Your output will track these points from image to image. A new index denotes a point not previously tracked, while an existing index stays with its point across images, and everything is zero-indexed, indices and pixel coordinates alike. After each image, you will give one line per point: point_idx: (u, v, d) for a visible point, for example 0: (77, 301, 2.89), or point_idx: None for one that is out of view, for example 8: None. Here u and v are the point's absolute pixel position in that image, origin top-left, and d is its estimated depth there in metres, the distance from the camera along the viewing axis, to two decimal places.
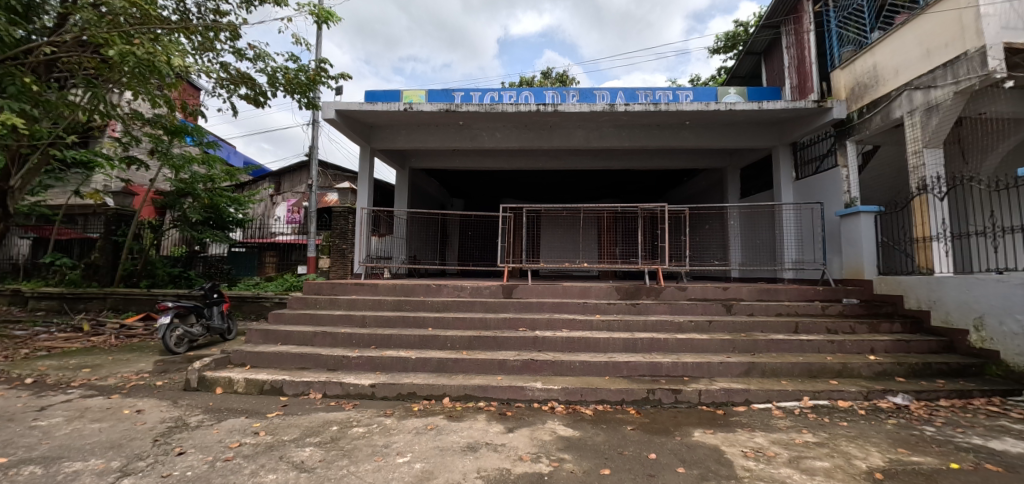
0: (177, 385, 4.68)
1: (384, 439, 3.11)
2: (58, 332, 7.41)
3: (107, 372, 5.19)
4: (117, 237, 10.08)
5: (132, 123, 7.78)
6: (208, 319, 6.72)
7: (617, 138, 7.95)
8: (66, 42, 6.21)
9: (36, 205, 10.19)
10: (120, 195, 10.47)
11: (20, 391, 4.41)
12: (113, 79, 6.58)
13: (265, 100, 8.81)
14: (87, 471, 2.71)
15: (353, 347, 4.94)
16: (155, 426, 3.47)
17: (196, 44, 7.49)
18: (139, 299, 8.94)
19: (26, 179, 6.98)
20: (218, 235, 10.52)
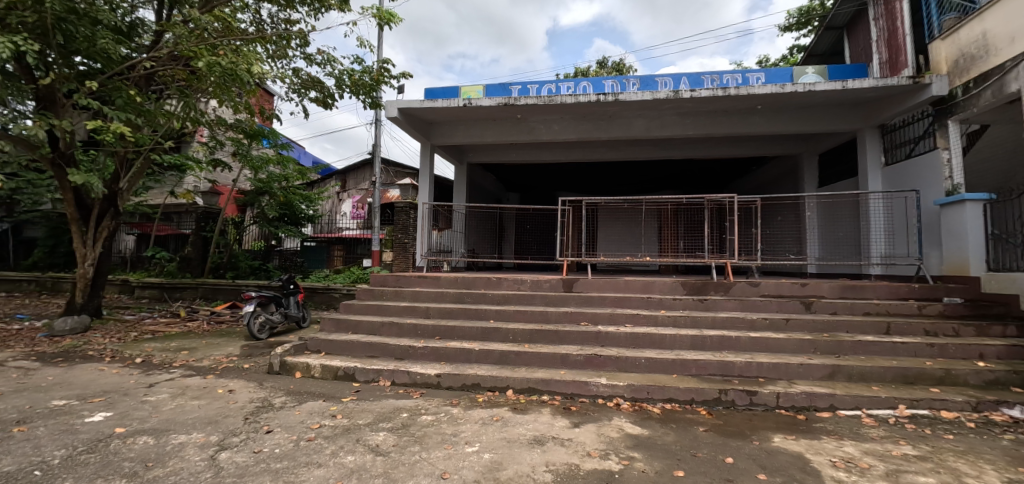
0: (261, 368, 5.06)
1: (452, 428, 3.17)
2: (159, 317, 8.29)
3: (201, 354, 5.72)
4: (206, 233, 11.10)
5: (217, 129, 8.48)
6: (286, 308, 7.23)
7: (680, 127, 7.59)
8: (161, 57, 6.87)
9: (140, 205, 11.44)
10: (208, 194, 11.51)
11: (133, 369, 4.97)
12: (200, 88, 7.20)
13: (333, 102, 9.28)
14: (190, 443, 2.98)
15: (419, 337, 5.10)
16: (244, 405, 3.77)
17: (271, 52, 8.02)
18: (225, 289, 9.79)
19: (133, 182, 7.66)
20: (291, 230, 11.27)
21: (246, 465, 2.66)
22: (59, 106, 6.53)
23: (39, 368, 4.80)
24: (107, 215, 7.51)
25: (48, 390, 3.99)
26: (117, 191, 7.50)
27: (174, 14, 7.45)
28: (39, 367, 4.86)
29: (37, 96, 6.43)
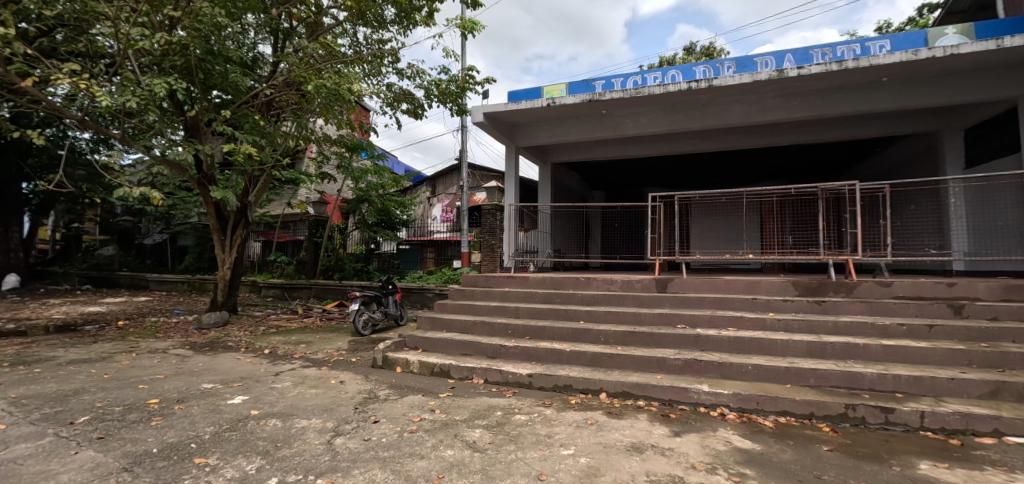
0: (366, 362, 5.49)
1: (546, 429, 3.16)
2: (282, 314, 9.39)
3: (316, 347, 6.37)
4: (317, 238, 12.37)
5: (324, 145, 9.40)
6: (386, 306, 7.80)
7: (785, 110, 6.86)
8: (278, 84, 7.77)
9: (265, 215, 13.07)
10: (318, 204, 12.81)
11: (263, 358, 5.66)
12: (309, 109, 8.04)
13: (423, 112, 9.82)
14: (311, 428, 3.31)
15: (510, 336, 5.18)
16: (354, 395, 4.11)
17: (367, 71, 8.71)
18: (334, 289, 10.83)
19: (258, 196, 8.81)
20: (388, 234, 12.35)
21: (358, 452, 2.88)
22: (201, 133, 7.65)
23: (193, 356, 5.67)
24: (240, 226, 8.70)
25: (200, 375, 4.69)
26: (247, 204, 8.60)
27: (286, 45, 8.37)
28: (193, 354, 5.74)
29: (186, 126, 7.59)
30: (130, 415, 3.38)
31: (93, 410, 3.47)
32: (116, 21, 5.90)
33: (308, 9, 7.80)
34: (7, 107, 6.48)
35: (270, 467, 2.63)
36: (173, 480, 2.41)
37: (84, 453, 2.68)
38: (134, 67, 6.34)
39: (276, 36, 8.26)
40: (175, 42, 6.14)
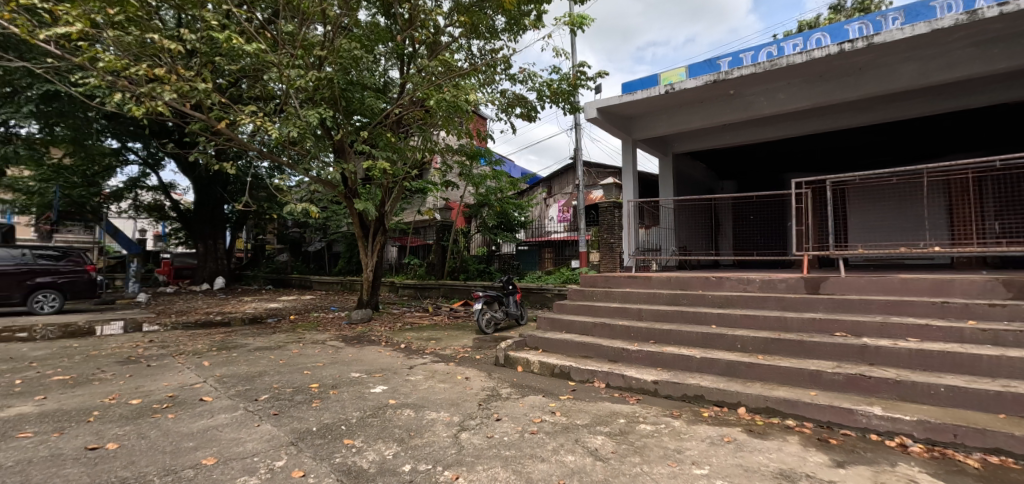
0: (489, 359, 5.71)
1: (675, 443, 2.90)
2: (416, 311, 10.30)
3: (445, 344, 6.82)
4: (444, 242, 13.36)
5: (447, 155, 10.04)
6: (507, 306, 8.09)
7: (984, 61, 5.39)
8: (405, 103, 8.55)
9: (400, 222, 14.52)
10: (444, 210, 13.82)
11: (400, 352, 6.23)
12: (432, 123, 8.69)
13: (536, 114, 9.95)
14: (439, 420, 3.51)
15: (632, 340, 4.92)
16: (478, 392, 4.28)
17: (482, 81, 9.11)
18: (460, 289, 11.56)
19: (394, 204, 9.66)
20: (508, 235, 12.85)
21: (481, 448, 2.96)
22: (346, 153, 8.74)
23: (345, 347, 6.48)
24: (379, 233, 9.70)
25: (350, 364, 5.33)
26: (384, 213, 9.57)
27: (411, 66, 9.17)
28: (345, 346, 6.57)
29: (334, 148, 8.75)
30: (297, 397, 3.95)
31: (272, 390, 4.15)
32: (280, 65, 7.04)
33: (428, 30, 8.43)
34: (212, 145, 8.18)
35: (404, 454, 2.83)
36: (327, 457, 2.73)
37: (264, 427, 3.19)
38: (295, 102, 7.50)
39: (402, 60, 9.09)
40: (323, 76, 7.12)
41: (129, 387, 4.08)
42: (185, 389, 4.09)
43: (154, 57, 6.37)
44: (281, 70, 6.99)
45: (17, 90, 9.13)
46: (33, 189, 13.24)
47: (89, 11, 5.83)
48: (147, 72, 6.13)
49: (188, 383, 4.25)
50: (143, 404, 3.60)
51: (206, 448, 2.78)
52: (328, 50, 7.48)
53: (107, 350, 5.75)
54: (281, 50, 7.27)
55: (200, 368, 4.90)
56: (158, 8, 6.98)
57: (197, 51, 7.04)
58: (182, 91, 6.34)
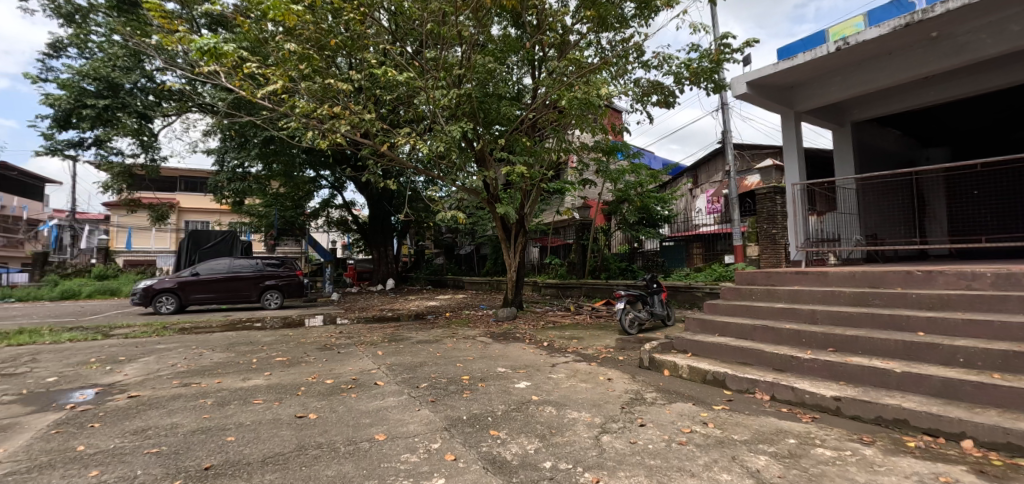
0: (633, 361, 5.50)
1: (866, 475, 2.37)
2: (558, 310, 10.47)
3: (586, 343, 6.78)
4: (584, 240, 13.36)
5: (583, 153, 9.96)
6: (651, 306, 7.75)
7: None
8: (538, 107, 8.79)
9: (540, 224, 14.96)
10: (582, 209, 13.79)
11: (542, 350, 6.40)
12: (566, 122, 8.74)
13: (674, 99, 9.27)
14: (581, 420, 3.48)
15: (803, 347, 4.22)
16: (621, 394, 4.14)
17: (614, 73, 8.85)
18: (601, 288, 11.40)
19: (533, 206, 9.97)
20: (650, 232, 12.30)
21: (624, 453, 2.84)
22: (486, 162, 9.34)
23: (492, 343, 6.91)
24: (520, 234, 10.10)
25: (497, 359, 5.67)
26: (524, 215, 9.92)
27: (542, 70, 9.39)
28: (492, 342, 7.01)
29: (477, 158, 9.44)
30: (451, 387, 4.34)
31: (431, 379, 4.64)
32: (427, 89, 7.87)
33: (556, 32, 8.54)
34: (379, 167, 9.55)
35: (545, 451, 2.88)
36: (475, 445, 2.92)
37: (423, 412, 3.58)
38: (441, 120, 8.30)
39: (533, 66, 9.36)
40: (463, 93, 7.72)
41: (326, 370, 4.98)
42: (365, 374, 4.82)
43: (333, 98, 7.71)
44: (428, 93, 7.81)
45: (250, 139, 11.98)
46: (264, 213, 17.21)
47: (289, 69, 7.33)
48: (329, 111, 7.45)
49: (367, 369, 5.01)
50: (335, 384, 4.37)
51: (379, 425, 3.23)
52: (466, 68, 8.09)
53: (313, 339, 7.13)
54: (428, 75, 8.11)
55: (376, 356, 5.74)
56: (335, 57, 8.43)
57: (364, 88, 8.30)
58: (354, 123, 7.57)
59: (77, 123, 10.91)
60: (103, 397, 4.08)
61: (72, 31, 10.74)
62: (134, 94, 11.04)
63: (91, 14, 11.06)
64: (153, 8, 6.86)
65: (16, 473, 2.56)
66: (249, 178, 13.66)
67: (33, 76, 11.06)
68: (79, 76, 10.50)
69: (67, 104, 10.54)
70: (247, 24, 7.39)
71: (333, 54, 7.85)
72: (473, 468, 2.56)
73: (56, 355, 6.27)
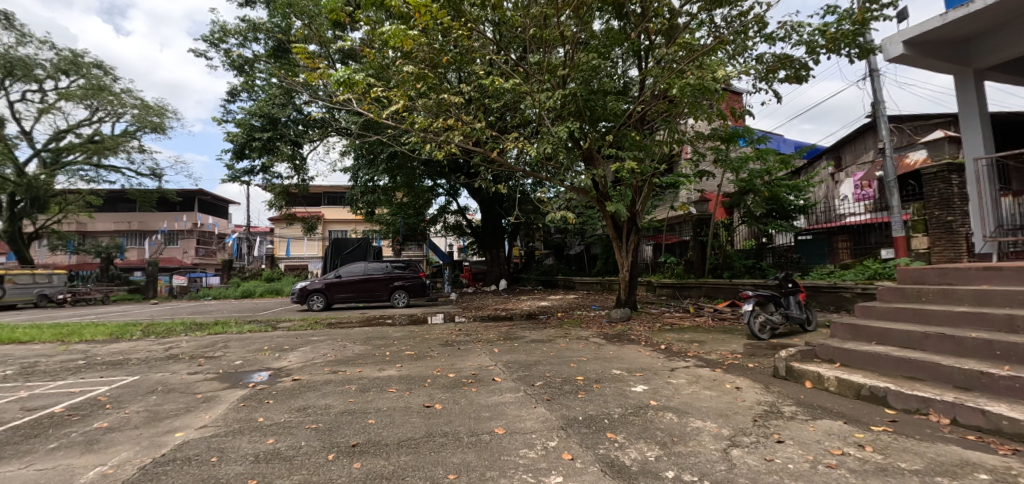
0: (766, 370, 4.95)
1: None
2: (676, 311, 9.86)
3: (710, 348, 6.28)
4: (702, 237, 12.43)
5: (699, 142, 9.21)
6: (786, 308, 6.93)
7: None
8: (647, 99, 8.40)
9: (652, 220, 14.28)
10: (699, 203, 12.83)
11: (660, 353, 6.09)
12: (678, 112, 8.21)
13: (807, 72, 8.17)
14: (706, 430, 3.23)
15: (996, 361, 3.42)
16: (752, 405, 3.75)
17: (731, 52, 8.09)
18: (724, 288, 10.48)
19: (645, 203, 9.53)
20: (782, 225, 11.01)
21: (758, 471, 2.56)
22: (594, 160, 9.18)
23: (606, 344, 6.78)
24: (632, 232, 9.71)
25: (611, 361, 5.54)
26: (636, 212, 9.51)
27: (649, 59, 8.96)
28: (606, 343, 6.87)
29: (584, 157, 9.34)
30: (565, 386, 4.35)
31: (545, 378, 4.71)
32: (532, 92, 8.01)
33: (663, 17, 8.11)
34: (490, 172, 9.98)
35: (667, 459, 2.72)
36: (593, 446, 2.88)
37: (539, 409, 3.64)
38: (546, 122, 8.38)
39: (639, 56, 8.99)
40: (568, 92, 7.71)
41: (448, 364, 5.35)
42: (483, 370, 5.07)
43: (446, 111, 8.27)
44: (533, 97, 7.95)
45: (378, 155, 13.42)
46: (391, 221, 19.12)
47: (408, 89, 8.05)
48: (443, 124, 8.01)
49: (484, 365, 5.26)
50: (457, 378, 4.67)
51: (498, 419, 3.37)
52: (570, 67, 8.07)
53: (436, 335, 7.72)
54: (532, 79, 8.26)
55: (493, 353, 6.00)
56: (447, 73, 9.03)
57: (473, 99, 8.76)
58: (466, 132, 8.06)
59: (250, 154, 13.30)
60: (276, 379, 4.90)
61: (244, 79, 13.13)
62: (289, 125, 13.10)
63: (256, 63, 13.40)
64: (301, 51, 8.09)
65: (220, 436, 3.20)
66: (378, 191, 15.30)
67: (220, 119, 13.77)
68: (250, 115, 12.79)
69: (243, 139, 12.92)
70: (373, 54, 8.30)
71: (445, 70, 8.43)
72: (591, 470, 2.53)
73: (242, 343, 7.71)
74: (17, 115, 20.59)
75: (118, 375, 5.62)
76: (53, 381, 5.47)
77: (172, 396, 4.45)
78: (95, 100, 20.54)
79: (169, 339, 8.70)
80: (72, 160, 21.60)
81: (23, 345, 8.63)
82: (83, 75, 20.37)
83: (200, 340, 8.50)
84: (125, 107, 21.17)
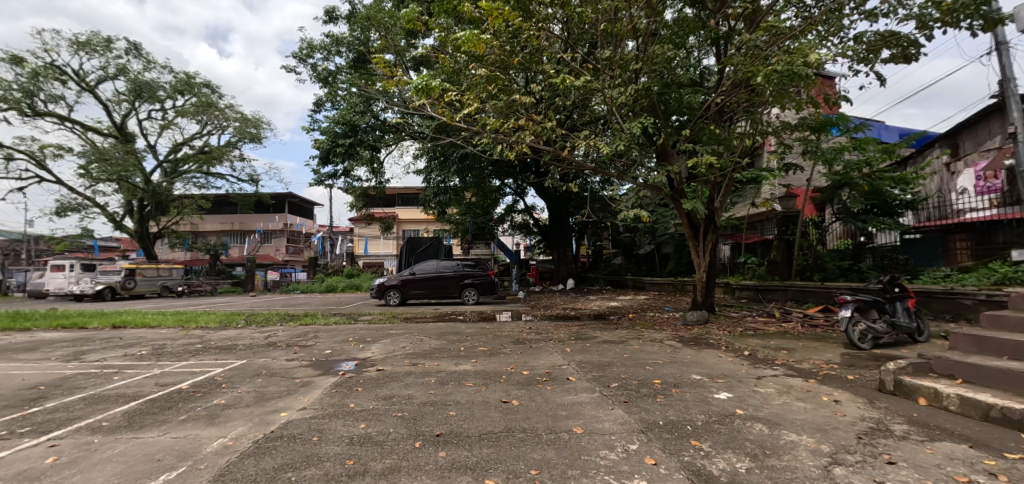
0: (870, 383, 4.47)
1: None
2: (758, 316, 9.21)
3: (801, 356, 5.79)
4: (788, 236, 11.49)
5: (785, 134, 8.49)
6: (892, 315, 6.21)
7: None
8: (726, 89, 7.90)
9: (730, 219, 13.45)
10: (785, 199, 11.88)
11: (744, 359, 5.71)
12: (762, 101, 7.64)
13: (917, 49, 7.24)
14: (802, 445, 2.97)
15: None
16: (855, 421, 3.40)
17: (824, 33, 7.40)
18: (815, 291, 9.60)
19: (725, 199, 8.98)
20: (885, 222, 9.89)
21: None
22: (668, 156, 8.81)
23: (683, 348, 6.49)
24: (709, 231, 9.19)
25: (689, 366, 5.29)
26: (714, 210, 8.99)
27: (727, 47, 8.44)
28: (682, 347, 6.58)
29: (657, 153, 9.00)
30: (643, 390, 4.22)
31: (620, 380, 4.61)
32: (604, 89, 7.86)
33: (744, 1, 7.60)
34: (559, 171, 9.94)
35: (759, 472, 2.54)
36: (676, 453, 2.78)
37: (616, 411, 3.57)
38: (618, 118, 8.18)
39: (717, 44, 8.49)
40: (641, 87, 7.48)
41: (521, 362, 5.41)
42: (556, 369, 5.07)
43: (516, 111, 8.36)
44: (605, 93, 7.80)
45: (449, 157, 13.88)
46: (460, 221, 19.70)
47: (480, 92, 8.25)
48: (514, 124, 8.10)
49: (557, 364, 5.25)
50: (530, 376, 4.70)
51: (574, 419, 3.35)
52: (643, 61, 7.83)
53: (507, 333, 7.85)
54: (602, 75, 8.11)
55: (564, 353, 5.98)
56: (516, 74, 9.13)
57: (543, 98, 8.77)
58: (536, 132, 8.10)
59: (334, 159, 14.33)
60: (362, 369, 5.25)
61: (328, 90, 14.18)
62: (368, 131, 13.93)
63: (338, 74, 14.42)
64: (380, 61, 8.58)
65: (317, 418, 3.49)
66: (449, 191, 15.84)
67: (307, 128, 14.97)
68: (334, 123, 13.78)
69: (328, 145, 13.96)
70: (446, 60, 8.60)
71: (514, 72, 8.53)
72: (677, 476, 2.43)
73: (330, 334, 8.35)
74: (145, 131, 23.85)
75: (229, 358, 6.33)
76: (179, 362, 6.28)
77: (274, 379, 4.93)
78: (204, 116, 23.23)
79: (268, 328, 9.63)
80: (187, 169, 24.61)
81: (153, 329, 10.00)
82: (195, 94, 23.13)
83: (294, 330, 9.33)
84: (229, 120, 23.72)
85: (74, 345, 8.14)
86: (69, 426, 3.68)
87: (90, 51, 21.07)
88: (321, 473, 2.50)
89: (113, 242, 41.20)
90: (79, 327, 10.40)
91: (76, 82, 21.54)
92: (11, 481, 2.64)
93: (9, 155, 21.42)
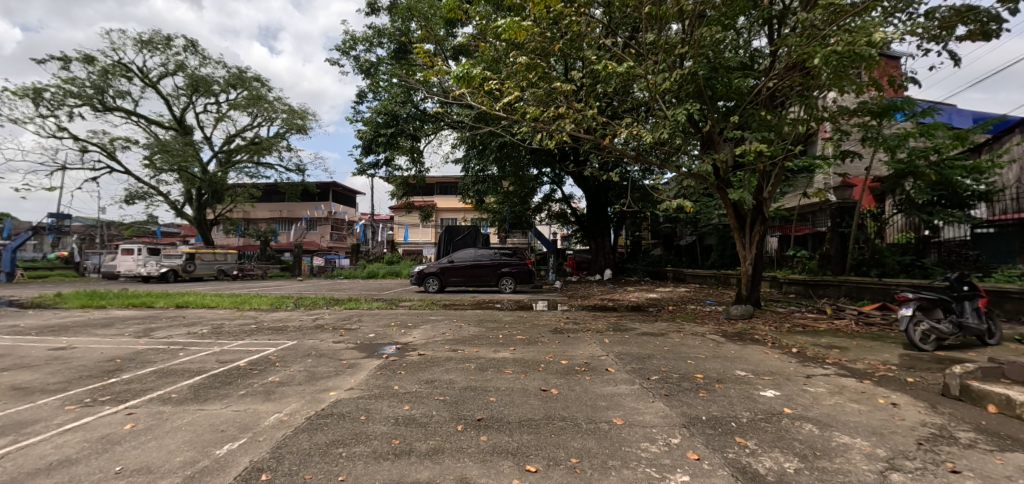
0: (931, 387, 4.21)
1: None
2: (808, 312, 8.80)
3: (854, 355, 5.50)
4: (843, 228, 10.83)
5: (842, 120, 7.96)
6: (959, 315, 5.78)
7: None
8: (778, 72, 7.49)
9: (780, 209, 12.79)
10: (841, 188, 11.15)
11: (791, 357, 5.48)
12: (818, 85, 7.20)
13: (999, 24, 6.60)
14: (856, 448, 2.82)
15: None
16: (914, 426, 3.21)
17: (891, 9, 6.84)
18: (873, 288, 9.08)
19: (774, 190, 8.53)
20: (955, 215, 9.10)
21: None
22: (714, 143, 8.47)
23: (726, 343, 6.30)
24: (758, 222, 8.75)
25: (734, 361, 5.13)
26: (763, 199, 8.56)
27: (780, 28, 7.97)
28: (726, 341, 6.39)
29: (703, 141, 8.64)
30: (685, 384, 4.14)
31: (660, 372, 4.54)
32: (646, 75, 7.61)
33: None
34: (598, 159, 9.80)
35: (809, 473, 2.45)
36: (720, 449, 2.72)
37: (657, 404, 3.53)
38: (661, 104, 7.93)
39: (770, 25, 8.04)
40: (686, 72, 7.17)
41: (559, 351, 5.44)
42: (595, 359, 5.05)
43: (556, 99, 8.29)
44: (648, 79, 7.54)
45: (488, 146, 14.00)
46: (498, 210, 19.82)
47: (520, 80, 8.17)
48: (554, 112, 8.04)
49: (596, 355, 5.23)
50: (570, 366, 4.71)
51: (615, 410, 3.34)
52: (690, 44, 7.50)
53: (544, 322, 7.89)
54: (646, 59, 7.85)
55: (603, 343, 5.95)
56: (556, 63, 9.01)
57: (584, 86, 8.59)
58: (576, 119, 8.01)
59: (376, 149, 14.69)
60: (404, 352, 5.42)
61: (370, 82, 14.48)
62: (408, 120, 14.12)
63: (380, 66, 14.70)
64: (421, 50, 8.58)
65: (365, 398, 3.66)
66: (488, 180, 15.96)
67: (351, 119, 15.37)
68: (375, 113, 14.01)
69: (370, 135, 14.29)
70: (485, 48, 8.53)
71: (555, 59, 8.40)
72: (720, 473, 2.39)
73: (373, 318, 8.66)
74: (201, 123, 25.26)
75: (281, 339, 6.69)
76: (236, 341, 6.70)
77: (323, 359, 5.19)
78: (255, 108, 24.33)
79: (314, 311, 10.08)
80: (240, 159, 25.92)
81: (212, 309, 10.73)
82: (247, 88, 24.20)
83: (339, 313, 9.74)
84: (277, 112, 24.74)
85: (143, 322, 8.84)
86: (142, 395, 4.02)
87: (152, 49, 22.46)
88: (369, 450, 2.62)
89: (175, 229, 44.18)
90: (148, 306, 11.28)
91: (139, 78, 23.05)
92: (97, 443, 2.92)
93: (84, 147, 23.25)
